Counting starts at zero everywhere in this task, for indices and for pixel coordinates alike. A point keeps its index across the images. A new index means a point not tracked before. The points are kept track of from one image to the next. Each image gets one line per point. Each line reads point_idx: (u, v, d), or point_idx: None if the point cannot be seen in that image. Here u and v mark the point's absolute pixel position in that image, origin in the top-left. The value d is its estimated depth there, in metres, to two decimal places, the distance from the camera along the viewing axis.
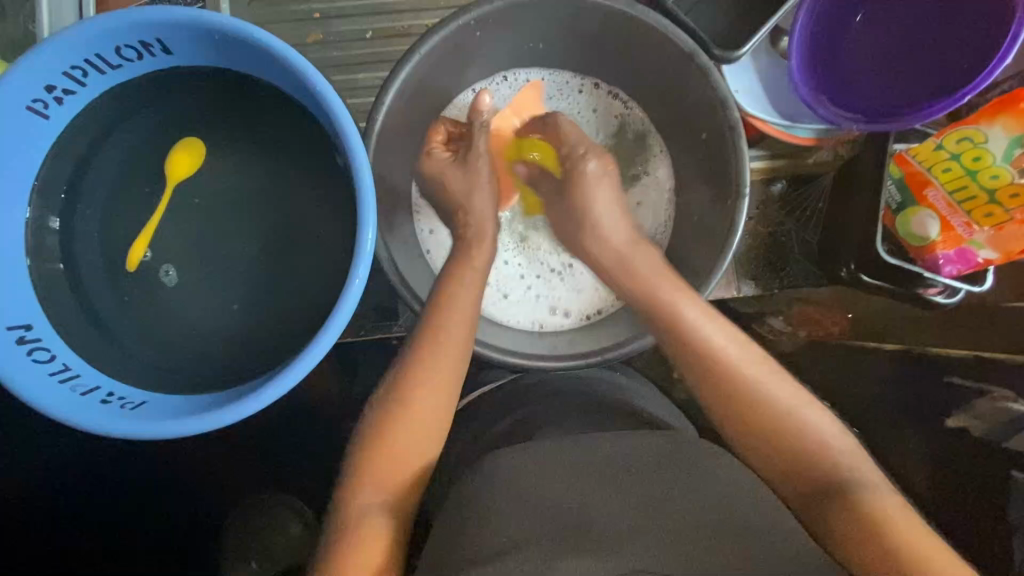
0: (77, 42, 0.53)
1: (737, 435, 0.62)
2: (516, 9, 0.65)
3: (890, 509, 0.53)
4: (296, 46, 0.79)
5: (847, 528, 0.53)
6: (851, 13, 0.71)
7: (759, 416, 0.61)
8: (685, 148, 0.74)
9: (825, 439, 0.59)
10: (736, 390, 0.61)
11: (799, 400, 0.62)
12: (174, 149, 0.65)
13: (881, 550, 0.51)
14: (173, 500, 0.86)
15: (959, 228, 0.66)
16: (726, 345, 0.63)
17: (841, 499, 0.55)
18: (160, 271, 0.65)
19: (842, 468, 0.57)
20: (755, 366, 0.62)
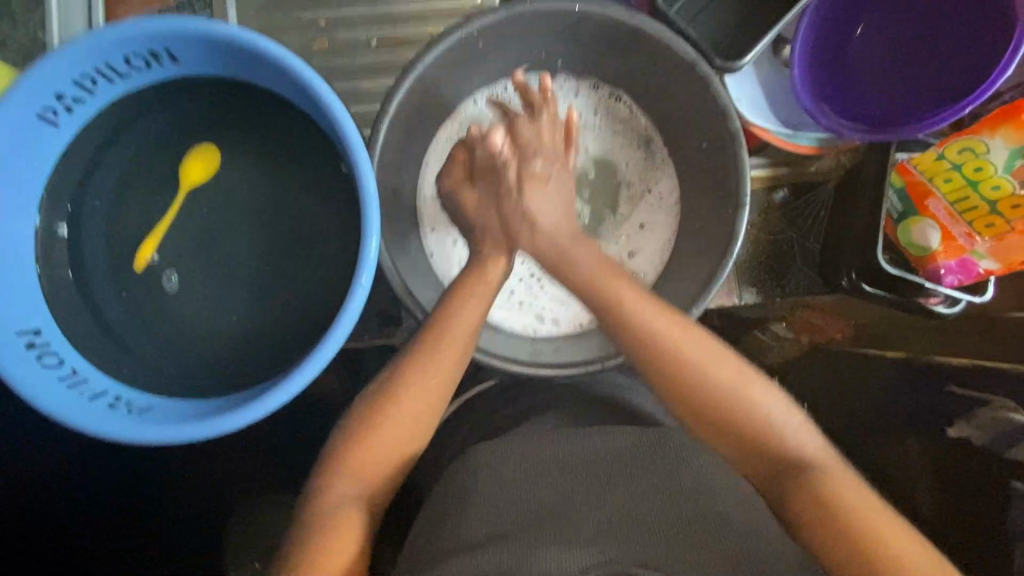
0: (87, 51, 0.55)
1: (706, 440, 0.62)
2: (517, 20, 0.66)
3: (857, 498, 0.54)
4: (303, 54, 0.81)
5: (812, 513, 0.54)
6: (852, 24, 0.72)
7: (725, 418, 0.61)
8: (685, 155, 0.75)
9: (794, 435, 0.60)
10: (701, 398, 0.61)
11: (764, 395, 0.61)
12: (191, 152, 0.67)
13: (848, 539, 0.52)
14: (179, 497, 0.88)
15: (960, 238, 0.66)
16: (686, 350, 0.62)
17: (809, 492, 0.55)
18: (164, 276, 0.68)
19: (811, 462, 0.58)
20: (717, 367, 0.62)
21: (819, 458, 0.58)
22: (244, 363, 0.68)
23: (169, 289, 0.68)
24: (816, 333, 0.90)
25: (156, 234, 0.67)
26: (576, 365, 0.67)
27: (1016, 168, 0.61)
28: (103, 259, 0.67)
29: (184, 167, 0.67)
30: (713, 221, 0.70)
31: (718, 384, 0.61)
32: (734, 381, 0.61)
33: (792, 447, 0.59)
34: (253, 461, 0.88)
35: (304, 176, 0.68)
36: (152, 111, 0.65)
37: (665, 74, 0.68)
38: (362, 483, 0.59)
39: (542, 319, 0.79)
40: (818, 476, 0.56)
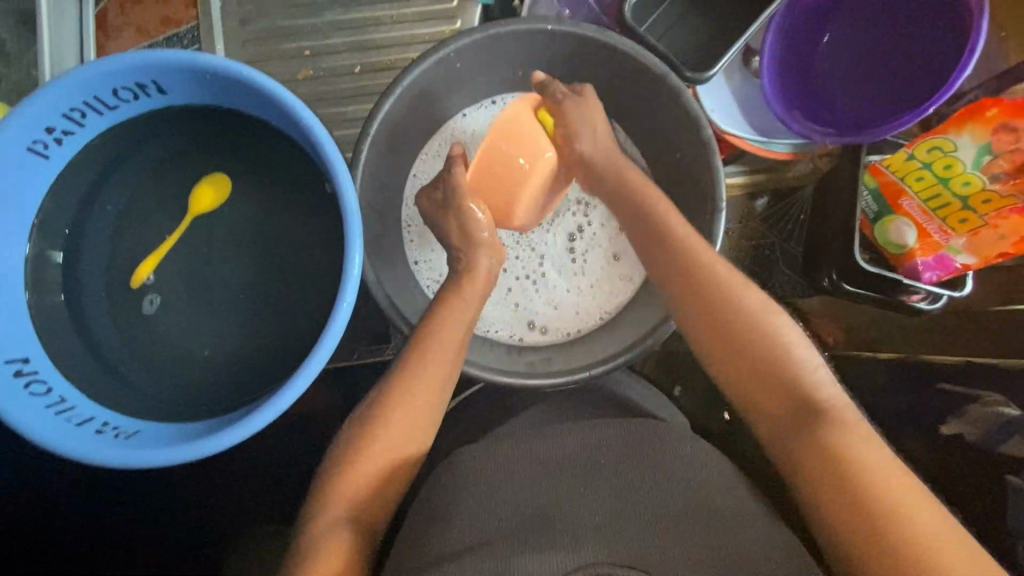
0: (77, 85, 0.57)
1: (718, 364, 0.61)
2: (493, 41, 0.68)
3: (865, 450, 0.52)
4: (289, 82, 0.84)
5: (816, 461, 0.53)
6: (818, 34, 0.75)
7: (748, 353, 0.59)
8: (662, 164, 0.77)
9: (812, 376, 0.57)
10: (735, 326, 0.60)
11: (790, 332, 0.59)
12: (203, 182, 0.69)
13: (844, 485, 0.51)
14: (169, 524, 0.87)
15: (935, 235, 0.68)
16: (722, 280, 0.61)
17: (818, 439, 0.53)
18: (144, 301, 0.68)
19: (828, 407, 0.55)
20: (748, 296, 0.61)
21: (838, 405, 0.55)
22: (232, 383, 0.68)
23: (150, 313, 0.68)
24: (809, 337, 0.89)
25: (154, 256, 0.68)
26: (562, 373, 0.68)
27: (984, 165, 0.61)
28: (92, 286, 0.67)
29: (195, 197, 0.69)
30: (693, 226, 0.71)
31: (743, 314, 0.60)
32: (759, 312, 0.60)
33: (808, 390, 0.56)
34: (245, 484, 0.87)
35: (290, 197, 0.70)
36: (140, 140, 0.67)
37: (639, 87, 0.70)
38: (339, 500, 0.58)
39: (521, 328, 0.79)
40: (829, 423, 0.54)
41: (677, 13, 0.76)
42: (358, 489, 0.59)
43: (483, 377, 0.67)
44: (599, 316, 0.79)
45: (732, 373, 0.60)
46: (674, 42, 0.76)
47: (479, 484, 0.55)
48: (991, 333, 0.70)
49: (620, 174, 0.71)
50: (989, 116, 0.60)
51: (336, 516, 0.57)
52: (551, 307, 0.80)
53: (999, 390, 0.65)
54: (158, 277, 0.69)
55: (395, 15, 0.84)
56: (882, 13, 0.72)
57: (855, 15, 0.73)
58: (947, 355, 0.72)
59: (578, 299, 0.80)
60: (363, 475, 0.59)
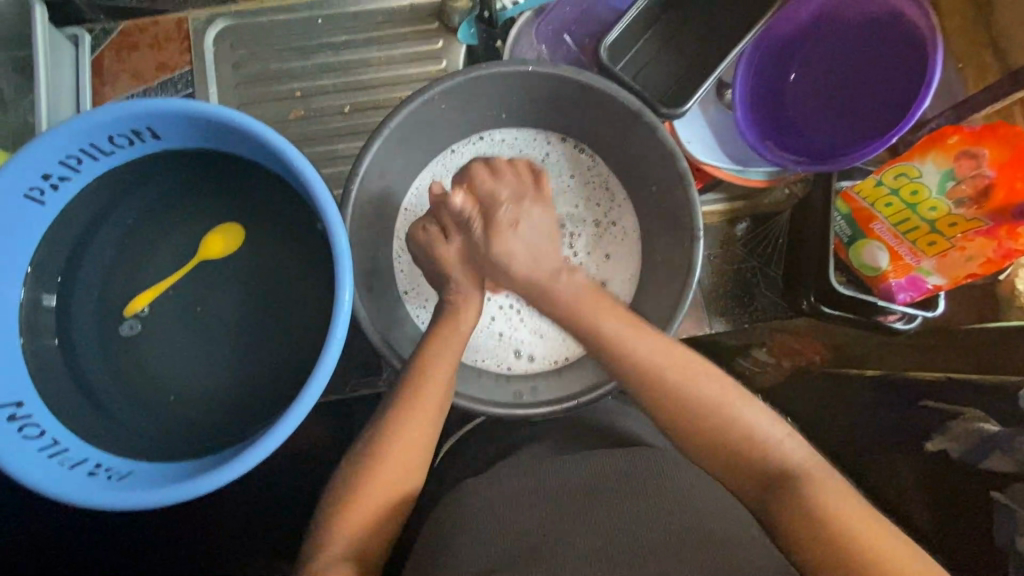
0: (77, 133, 0.59)
1: (686, 451, 0.62)
2: (476, 83, 0.71)
3: (840, 506, 0.53)
4: (280, 122, 0.87)
5: (801, 530, 0.53)
6: (786, 70, 0.78)
7: (710, 438, 0.60)
8: (643, 195, 0.79)
9: (778, 447, 0.59)
10: (690, 412, 0.61)
11: (748, 408, 0.61)
12: (212, 230, 0.71)
13: (828, 548, 0.51)
14: (163, 564, 0.86)
15: (906, 258, 0.71)
16: (672, 378, 0.62)
17: (797, 505, 0.54)
18: (126, 324, 0.69)
19: (799, 474, 0.56)
20: (703, 385, 0.62)
21: (810, 469, 0.57)
22: (227, 419, 0.68)
23: (130, 338, 0.69)
24: (796, 357, 0.91)
25: (152, 290, 0.70)
26: (549, 404, 0.70)
27: (948, 190, 0.63)
28: (85, 327, 0.68)
29: (207, 241, 0.71)
30: (674, 253, 0.74)
31: (708, 404, 0.61)
32: (720, 401, 0.61)
33: (777, 461, 0.58)
34: (241, 520, 0.87)
35: (284, 235, 0.72)
36: (135, 184, 0.69)
37: (617, 123, 0.73)
38: (334, 535, 0.58)
39: (509, 357, 0.81)
40: (804, 487, 0.55)
41: (651, 52, 0.79)
42: (352, 522, 0.58)
43: (462, 407, 0.68)
44: None
45: (702, 459, 0.61)
46: (649, 78, 0.79)
47: (477, 513, 0.56)
48: (974, 354, 0.71)
49: (545, 295, 0.68)
50: (950, 143, 0.63)
51: (333, 554, 0.57)
52: (536, 336, 0.82)
53: (976, 407, 0.65)
54: (152, 310, 0.70)
55: (381, 57, 0.87)
56: (847, 48, 0.76)
57: (821, 50, 0.77)
58: (929, 373, 0.72)
59: (563, 327, 0.82)
60: (359, 511, 0.59)
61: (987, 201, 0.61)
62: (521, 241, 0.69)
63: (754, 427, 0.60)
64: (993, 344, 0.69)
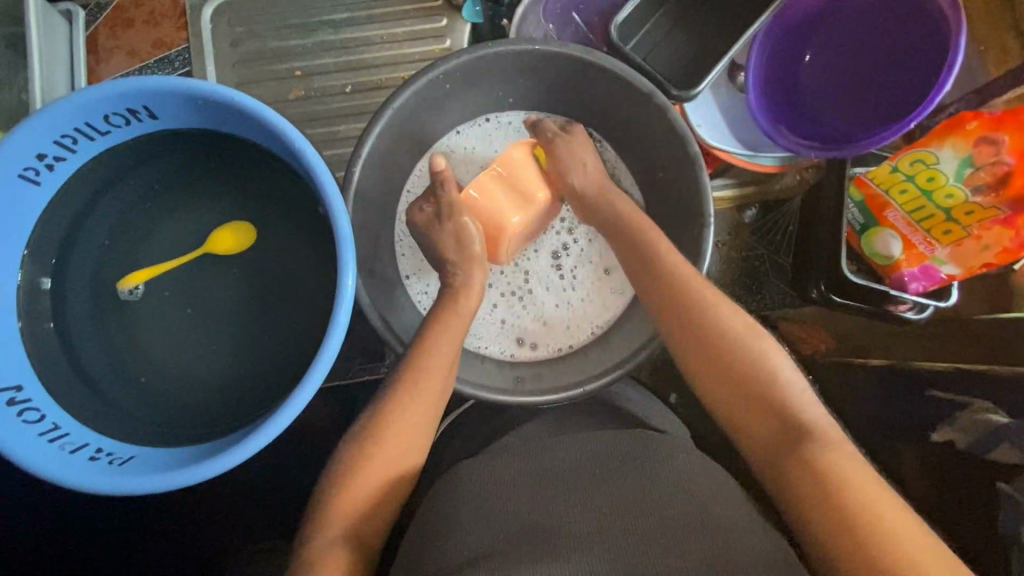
0: (71, 110, 0.57)
1: (703, 380, 0.62)
2: (482, 63, 0.69)
3: (850, 468, 0.51)
4: (280, 102, 0.85)
5: (807, 480, 0.51)
6: (800, 53, 0.76)
7: (729, 361, 0.60)
8: (651, 179, 0.78)
9: (800, 401, 0.57)
10: (712, 335, 0.61)
11: (777, 355, 0.60)
12: (226, 225, 0.70)
13: (832, 500, 0.49)
14: (166, 545, 0.86)
15: (920, 246, 0.70)
16: (712, 308, 0.63)
17: (807, 454, 0.53)
18: (124, 290, 0.68)
19: (815, 428, 0.55)
20: (734, 325, 0.62)
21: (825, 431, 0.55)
22: (230, 405, 0.68)
23: (129, 302, 0.69)
24: (800, 345, 0.91)
25: (151, 269, 0.69)
26: (553, 392, 0.69)
27: (965, 177, 0.62)
28: (85, 310, 0.67)
29: (216, 237, 0.69)
30: (683, 238, 0.72)
31: (732, 338, 0.61)
32: (746, 338, 0.61)
33: (796, 412, 0.56)
34: (244, 500, 0.87)
35: (286, 218, 0.70)
36: (132, 164, 0.67)
37: (627, 105, 0.71)
38: (330, 517, 0.57)
39: (512, 344, 0.80)
40: (815, 442, 0.53)
41: (661, 33, 0.77)
42: (355, 507, 0.58)
43: (466, 395, 0.67)
44: (591, 331, 0.80)
45: (717, 388, 0.60)
46: (659, 59, 0.77)
47: (481, 495, 0.56)
48: (987, 343, 0.70)
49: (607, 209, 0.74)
50: (969, 129, 0.61)
51: (332, 535, 0.56)
52: (539, 323, 0.81)
53: (987, 399, 0.64)
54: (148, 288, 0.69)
55: (384, 36, 0.85)
56: (865, 27, 0.73)
57: (837, 30, 0.74)
58: (940, 362, 0.72)
59: (565, 314, 0.82)
60: (360, 495, 0.59)
61: (1005, 188, 0.59)
62: (575, 158, 0.75)
63: (778, 372, 0.59)
64: (1008, 334, 0.68)
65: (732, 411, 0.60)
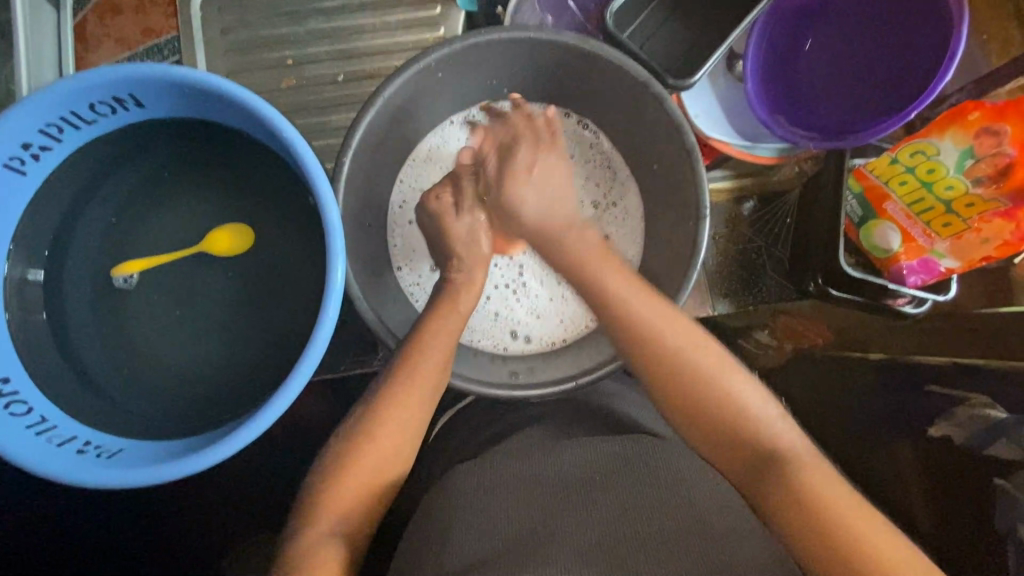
0: (56, 99, 0.56)
1: (674, 420, 0.60)
2: (474, 52, 0.68)
3: (829, 491, 0.51)
4: (270, 91, 0.84)
5: (787, 508, 0.51)
6: (799, 41, 0.75)
7: (699, 396, 0.59)
8: (646, 171, 0.77)
9: (768, 426, 0.58)
10: (679, 374, 0.60)
11: (745, 385, 0.60)
12: (229, 229, 0.69)
13: (820, 529, 0.49)
14: (156, 535, 0.85)
15: (919, 239, 0.69)
16: (679, 343, 0.61)
17: (785, 482, 0.53)
18: (119, 278, 0.67)
19: (788, 453, 0.55)
20: (701, 357, 0.61)
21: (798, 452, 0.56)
22: (220, 398, 0.67)
23: (122, 290, 0.68)
24: (799, 340, 0.89)
25: (146, 261, 0.68)
26: (545, 385, 0.68)
27: (966, 169, 0.61)
28: (72, 302, 0.67)
29: (212, 237, 0.69)
30: (678, 231, 0.71)
31: (699, 373, 0.60)
32: (715, 372, 0.60)
33: (767, 439, 0.57)
34: (236, 492, 0.87)
35: (275, 209, 0.69)
36: (120, 154, 0.66)
37: (623, 95, 0.70)
38: (317, 513, 0.57)
39: (505, 338, 0.80)
40: (793, 467, 0.54)
41: (659, 21, 0.76)
42: (343, 504, 0.57)
43: (457, 387, 0.66)
44: (584, 325, 0.79)
45: (688, 424, 0.59)
46: (656, 48, 0.75)
47: (472, 493, 0.55)
48: (983, 338, 0.70)
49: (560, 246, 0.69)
50: (971, 120, 0.60)
51: (321, 528, 0.56)
52: (532, 316, 0.81)
53: (985, 394, 0.64)
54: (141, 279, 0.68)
55: (376, 24, 0.84)
56: (865, 17, 0.72)
57: (837, 18, 0.73)
58: (937, 357, 0.71)
59: (560, 309, 0.81)
60: (348, 491, 0.58)
61: (1006, 181, 0.58)
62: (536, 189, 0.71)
63: (744, 399, 0.59)
64: (1005, 328, 0.68)
65: (706, 447, 0.59)
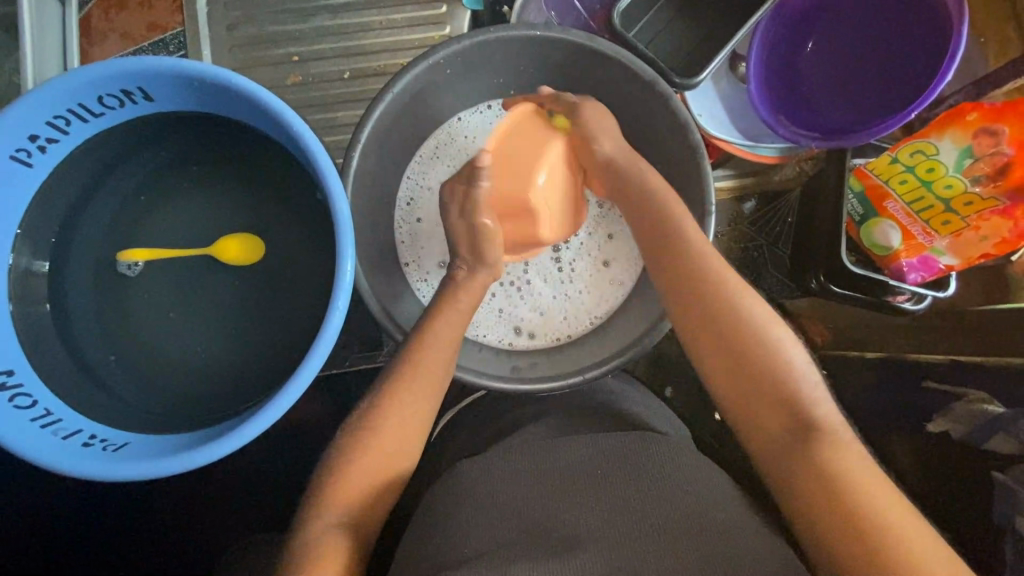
0: (65, 90, 0.55)
1: (716, 378, 0.59)
2: (483, 49, 0.68)
3: (861, 475, 0.50)
4: (276, 88, 0.84)
5: (816, 479, 0.51)
6: (801, 43, 0.76)
7: (748, 356, 0.57)
8: (652, 169, 0.78)
9: (813, 398, 0.56)
10: (732, 328, 0.58)
11: (794, 350, 0.58)
12: (243, 241, 0.68)
13: (845, 511, 0.49)
14: (159, 533, 0.85)
15: (919, 237, 0.70)
16: (735, 301, 0.59)
17: (817, 457, 0.52)
18: (124, 264, 0.67)
19: (827, 429, 0.54)
20: (759, 315, 0.59)
21: (837, 428, 0.54)
22: (226, 392, 0.67)
23: (125, 275, 0.68)
24: (800, 337, 0.90)
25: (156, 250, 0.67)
26: (553, 380, 0.69)
27: (965, 168, 0.62)
28: (77, 295, 0.66)
29: (221, 244, 0.68)
30: None
31: (754, 329, 0.58)
32: (770, 333, 0.58)
33: (809, 409, 0.55)
34: (238, 490, 0.86)
35: (283, 204, 0.70)
36: (128, 147, 0.66)
37: (629, 96, 0.71)
38: (324, 506, 0.57)
39: (509, 334, 0.80)
40: (828, 446, 0.52)
41: (664, 21, 0.77)
42: (351, 497, 0.57)
43: (465, 381, 0.66)
44: (589, 321, 0.80)
45: (730, 389, 0.58)
46: (661, 49, 0.76)
47: (481, 486, 0.56)
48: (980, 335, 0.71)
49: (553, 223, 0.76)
50: (969, 120, 0.61)
51: (326, 521, 0.56)
52: (536, 312, 0.81)
53: (981, 389, 0.65)
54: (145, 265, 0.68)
55: (383, 22, 0.84)
56: (865, 20, 0.73)
57: (838, 20, 0.74)
58: (935, 354, 0.73)
59: (564, 305, 0.81)
60: (358, 484, 0.58)
61: (1004, 179, 0.59)
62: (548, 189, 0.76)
63: (794, 365, 0.57)
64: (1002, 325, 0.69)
65: (743, 414, 0.58)
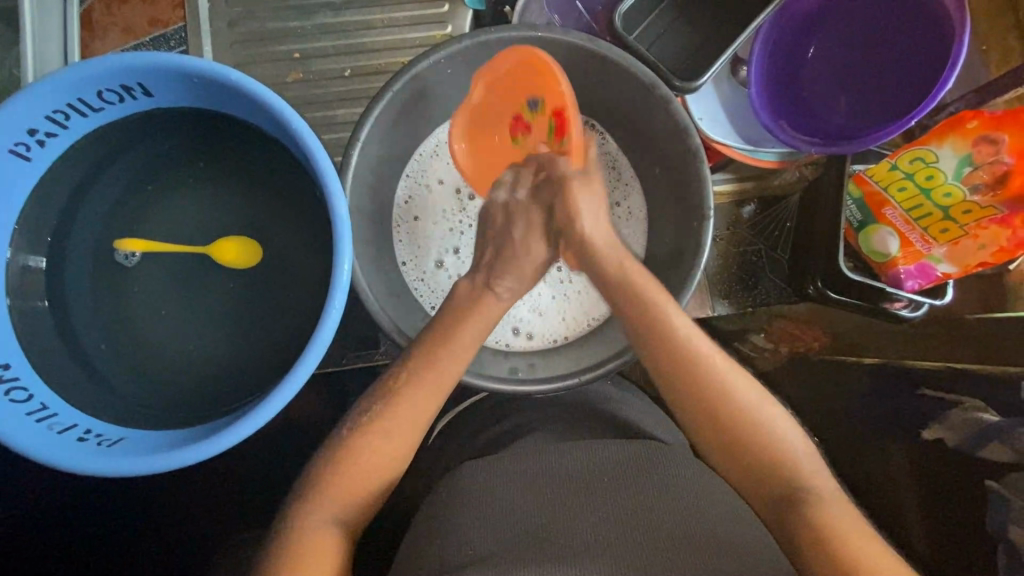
0: (65, 85, 0.56)
1: (706, 444, 0.61)
2: (484, 49, 0.68)
3: (852, 533, 0.51)
4: (277, 84, 0.84)
5: (808, 540, 0.52)
6: (803, 47, 0.76)
7: (730, 423, 0.59)
8: (651, 172, 0.78)
9: (798, 461, 0.58)
10: (714, 396, 0.60)
11: (775, 416, 0.60)
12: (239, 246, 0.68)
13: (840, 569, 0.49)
14: (154, 528, 0.85)
15: (917, 244, 0.70)
16: (715, 367, 0.61)
17: (807, 519, 0.53)
18: (122, 253, 0.67)
19: (815, 492, 0.55)
20: (737, 382, 0.61)
21: (824, 490, 0.56)
22: (222, 389, 0.67)
23: (122, 264, 0.68)
24: (796, 342, 0.90)
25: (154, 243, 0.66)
26: (549, 381, 0.68)
27: (965, 176, 0.62)
28: (74, 289, 0.66)
29: (218, 245, 0.68)
30: (682, 232, 0.72)
31: (731, 398, 0.60)
32: (749, 402, 0.60)
33: (795, 473, 0.57)
34: (233, 487, 0.86)
35: (282, 202, 0.70)
36: (126, 142, 0.66)
37: (629, 98, 0.71)
38: (319, 505, 0.57)
39: (506, 334, 0.80)
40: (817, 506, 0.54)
41: (666, 23, 0.77)
42: (344, 498, 0.58)
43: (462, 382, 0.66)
44: (587, 323, 0.80)
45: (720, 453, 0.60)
46: (662, 52, 0.76)
47: (475, 489, 0.56)
48: (978, 344, 0.71)
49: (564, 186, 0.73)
50: (969, 128, 0.62)
51: (322, 521, 0.56)
52: (534, 313, 0.81)
53: (978, 397, 0.65)
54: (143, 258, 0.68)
55: (384, 20, 0.84)
56: (868, 25, 0.73)
57: (840, 25, 0.74)
58: (931, 362, 0.72)
59: (562, 306, 0.81)
60: (355, 484, 0.58)
61: (1004, 188, 0.60)
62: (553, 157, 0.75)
63: (776, 428, 0.59)
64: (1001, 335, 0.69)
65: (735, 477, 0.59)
